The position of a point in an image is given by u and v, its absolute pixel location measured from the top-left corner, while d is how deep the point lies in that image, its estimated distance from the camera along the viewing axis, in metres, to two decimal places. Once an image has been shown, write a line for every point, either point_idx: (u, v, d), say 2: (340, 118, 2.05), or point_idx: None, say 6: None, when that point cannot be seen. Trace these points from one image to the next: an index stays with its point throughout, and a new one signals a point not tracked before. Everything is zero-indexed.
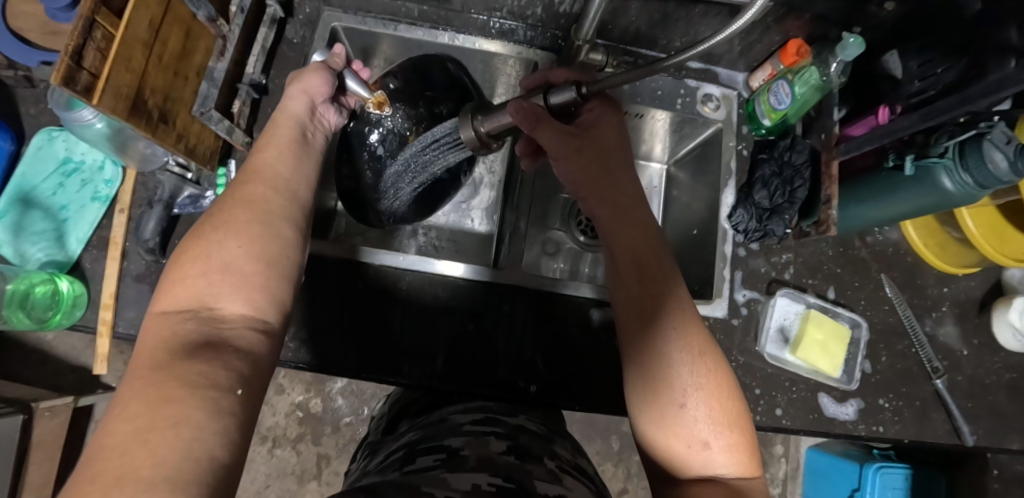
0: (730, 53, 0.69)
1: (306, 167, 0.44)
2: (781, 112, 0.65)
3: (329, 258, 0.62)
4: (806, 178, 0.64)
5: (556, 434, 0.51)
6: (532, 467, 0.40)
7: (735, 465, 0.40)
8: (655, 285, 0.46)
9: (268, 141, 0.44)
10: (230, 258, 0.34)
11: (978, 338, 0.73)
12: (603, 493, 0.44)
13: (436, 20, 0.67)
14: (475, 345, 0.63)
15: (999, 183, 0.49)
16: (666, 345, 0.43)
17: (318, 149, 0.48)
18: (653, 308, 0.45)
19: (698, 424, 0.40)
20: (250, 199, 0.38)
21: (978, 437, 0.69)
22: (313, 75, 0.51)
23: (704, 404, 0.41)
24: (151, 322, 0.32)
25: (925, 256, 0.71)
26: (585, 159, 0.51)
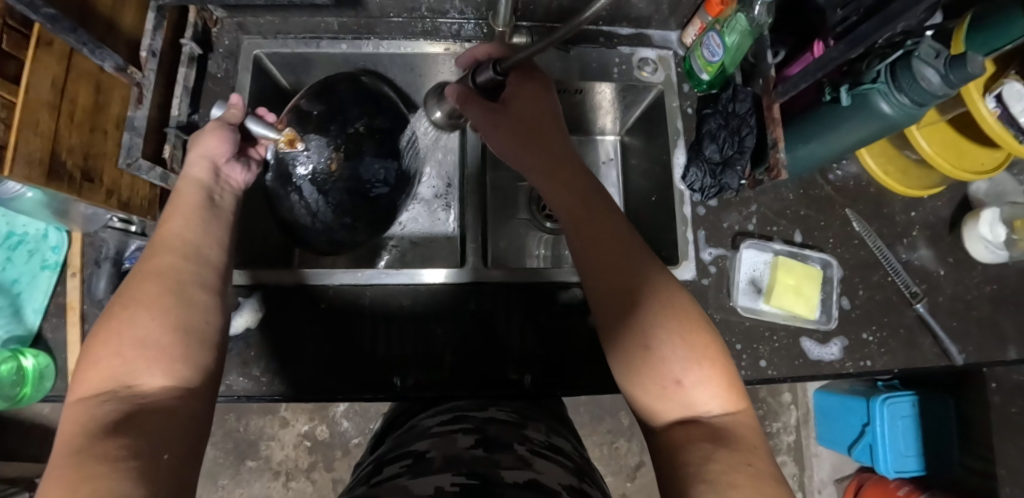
0: (658, 13, 0.68)
1: (215, 227, 0.43)
2: (717, 64, 0.64)
3: (287, 285, 0.62)
4: (753, 125, 0.62)
5: (529, 419, 0.51)
6: (499, 457, 0.40)
7: (716, 398, 0.39)
8: (606, 236, 0.45)
9: (177, 203, 0.44)
10: (143, 332, 0.34)
11: (954, 256, 0.73)
12: (581, 468, 0.44)
13: (357, 29, 0.67)
14: (453, 341, 0.62)
15: (934, 97, 0.47)
16: (624, 292, 0.42)
17: (228, 210, 0.46)
18: (611, 258, 0.43)
19: (669, 363, 0.39)
20: (159, 270, 0.38)
21: (966, 353, 0.69)
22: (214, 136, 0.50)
23: (674, 342, 0.40)
24: (68, 411, 0.32)
25: (887, 183, 0.70)
26: (509, 127, 0.52)
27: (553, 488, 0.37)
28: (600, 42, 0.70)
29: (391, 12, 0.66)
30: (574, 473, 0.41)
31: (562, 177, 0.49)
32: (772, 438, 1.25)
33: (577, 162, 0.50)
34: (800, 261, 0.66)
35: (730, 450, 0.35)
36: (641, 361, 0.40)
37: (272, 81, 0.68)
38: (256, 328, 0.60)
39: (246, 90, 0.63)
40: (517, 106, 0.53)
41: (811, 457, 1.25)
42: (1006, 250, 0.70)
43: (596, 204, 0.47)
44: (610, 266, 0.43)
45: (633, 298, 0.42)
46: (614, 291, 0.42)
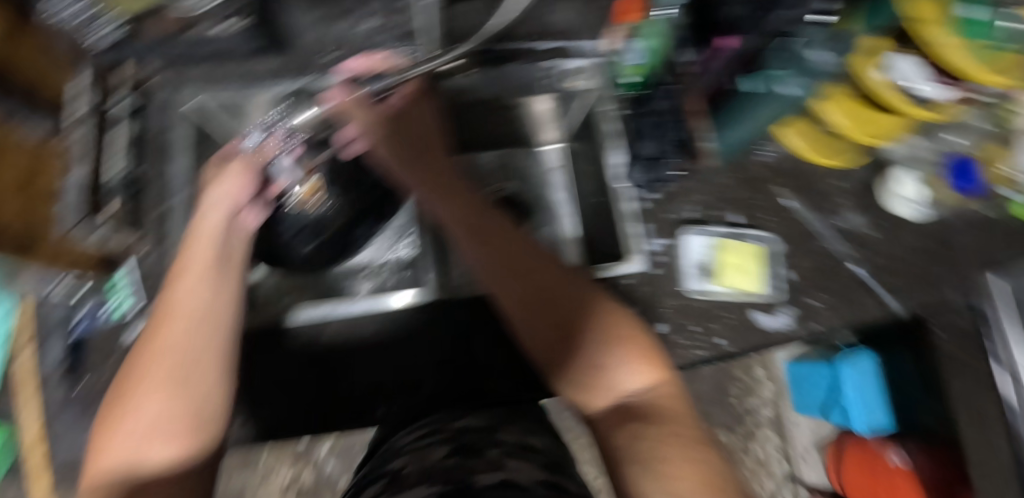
0: (575, 26, 0.73)
1: (226, 285, 0.47)
2: (643, 66, 0.65)
3: (251, 327, 0.62)
4: (676, 120, 0.67)
5: (502, 422, 0.54)
6: (473, 463, 0.43)
7: (642, 375, 0.44)
8: (518, 250, 0.49)
9: (189, 254, 0.47)
10: (154, 415, 0.41)
11: (883, 218, 0.77)
12: (554, 462, 0.47)
13: (295, 71, 0.70)
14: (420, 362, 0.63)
15: None
16: (536, 300, 0.47)
17: (237, 262, 0.49)
18: (532, 279, 0.47)
19: (594, 359, 0.45)
20: (168, 347, 0.43)
21: (908, 306, 0.73)
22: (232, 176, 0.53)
23: (597, 340, 0.45)
24: (91, 473, 0.40)
25: (811, 157, 0.76)
26: (400, 144, 0.56)
27: (525, 483, 0.39)
28: (529, 59, 0.75)
29: (326, 50, 0.69)
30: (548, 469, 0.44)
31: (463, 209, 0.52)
32: (750, 413, 1.31)
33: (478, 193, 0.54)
34: (739, 240, 0.70)
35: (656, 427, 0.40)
36: (573, 364, 0.45)
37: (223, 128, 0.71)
38: None
39: None
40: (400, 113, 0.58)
41: (792, 427, 1.30)
42: (930, 207, 0.74)
43: (506, 229, 0.51)
44: (532, 285, 0.47)
45: (556, 305, 0.46)
46: (538, 308, 0.46)
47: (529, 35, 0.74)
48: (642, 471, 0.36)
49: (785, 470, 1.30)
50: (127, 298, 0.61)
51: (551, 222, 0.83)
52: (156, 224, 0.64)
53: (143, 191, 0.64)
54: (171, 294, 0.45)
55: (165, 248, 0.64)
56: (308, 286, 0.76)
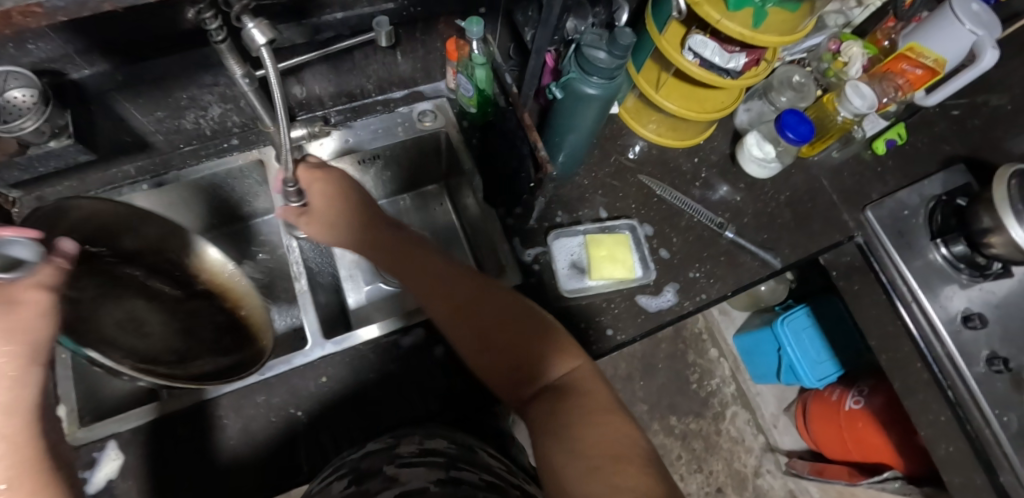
0: (418, 72, 0.78)
1: None
2: (474, 96, 0.74)
3: (140, 429, 0.60)
4: (523, 135, 0.70)
5: (398, 437, 0.54)
6: (370, 485, 0.45)
7: (557, 361, 0.51)
8: (447, 277, 0.57)
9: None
10: None
11: (744, 181, 0.83)
12: (455, 455, 0.50)
13: (155, 168, 0.73)
14: (329, 418, 0.63)
15: (614, 70, 0.56)
16: (466, 315, 0.53)
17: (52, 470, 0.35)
18: (453, 299, 0.55)
19: (511, 353, 0.51)
20: None
21: (783, 257, 0.78)
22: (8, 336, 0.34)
23: (518, 339, 0.51)
24: None
25: (663, 143, 0.81)
26: (337, 212, 0.62)
27: (419, 487, 0.43)
28: (380, 110, 0.78)
29: (181, 143, 0.74)
30: (442, 468, 0.46)
31: (386, 249, 0.61)
32: (714, 395, 1.34)
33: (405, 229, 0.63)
34: (608, 232, 0.74)
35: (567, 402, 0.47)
36: (492, 364, 0.51)
37: None
38: (119, 479, 0.58)
39: None
40: (319, 214, 0.63)
41: (755, 397, 1.33)
42: (775, 162, 0.80)
43: (427, 256, 0.59)
44: (452, 303, 0.54)
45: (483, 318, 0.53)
46: (458, 323, 0.54)
47: (376, 88, 0.78)
48: (575, 450, 0.43)
49: (761, 441, 1.31)
50: None
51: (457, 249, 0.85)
52: None
53: None
54: None
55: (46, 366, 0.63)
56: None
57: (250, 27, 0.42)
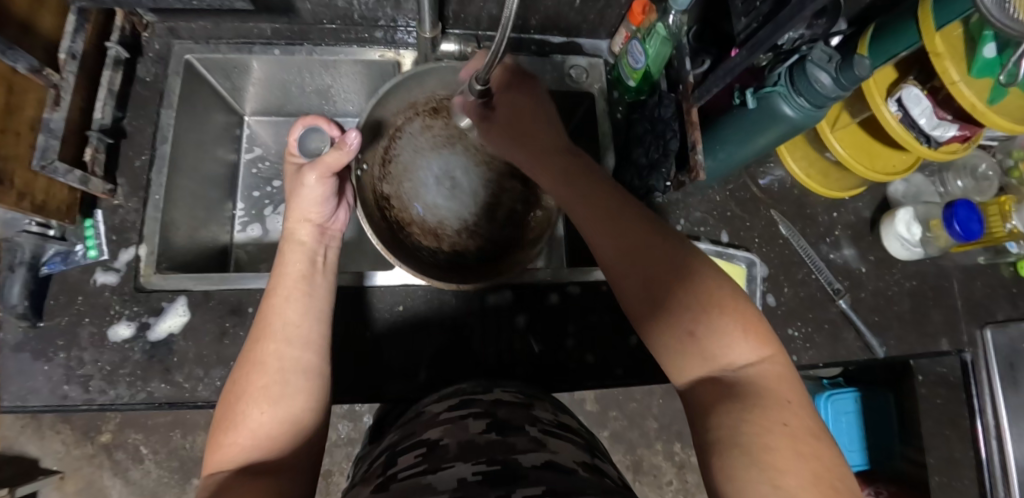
0: (586, 23, 0.71)
1: (316, 305, 0.50)
2: (641, 71, 0.66)
3: (214, 294, 0.59)
4: (676, 129, 0.64)
5: (536, 398, 0.53)
6: (514, 440, 0.42)
7: (744, 348, 0.38)
8: (607, 202, 0.46)
9: (284, 277, 0.51)
10: (292, 367, 0.45)
11: (875, 254, 0.76)
12: (588, 444, 0.48)
13: (291, 36, 0.67)
14: (406, 355, 0.63)
15: (829, 100, 0.50)
16: (627, 253, 0.43)
17: (328, 277, 0.53)
18: (630, 238, 0.43)
19: (683, 323, 0.39)
20: (286, 336, 0.47)
21: (887, 347, 0.73)
22: (314, 188, 0.55)
23: (693, 304, 0.39)
24: (215, 463, 0.40)
25: (809, 186, 0.74)
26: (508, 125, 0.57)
27: (569, 466, 0.39)
28: (533, 50, 0.72)
29: (325, 19, 0.67)
30: (586, 451, 0.44)
31: (554, 177, 0.52)
32: None
33: (578, 159, 0.53)
34: (726, 260, 0.68)
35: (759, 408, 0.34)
36: (664, 323, 0.40)
37: (207, 85, 0.69)
38: (182, 335, 0.58)
39: (175, 94, 0.64)
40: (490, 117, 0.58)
41: None
42: (919, 248, 0.74)
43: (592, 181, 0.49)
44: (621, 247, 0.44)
45: (650, 263, 0.42)
46: (627, 274, 0.43)
47: (537, 26, 0.71)
48: (751, 472, 0.30)
49: None
50: (91, 249, 0.59)
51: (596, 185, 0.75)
52: (128, 176, 0.61)
53: (119, 140, 0.62)
54: (275, 312, 0.48)
55: (138, 201, 0.61)
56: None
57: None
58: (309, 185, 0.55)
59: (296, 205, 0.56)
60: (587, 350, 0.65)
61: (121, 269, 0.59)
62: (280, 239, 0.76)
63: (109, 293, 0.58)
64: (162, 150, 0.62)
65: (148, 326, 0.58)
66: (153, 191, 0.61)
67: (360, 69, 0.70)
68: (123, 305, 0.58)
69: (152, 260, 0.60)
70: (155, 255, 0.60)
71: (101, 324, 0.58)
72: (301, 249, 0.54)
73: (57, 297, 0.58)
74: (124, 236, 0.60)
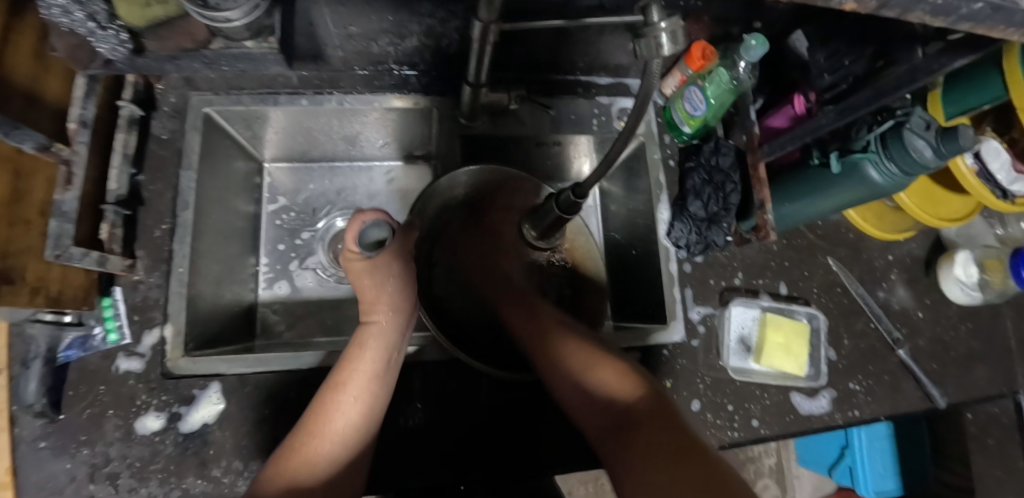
0: (636, 63, 0.66)
1: (379, 407, 0.47)
2: (699, 119, 0.62)
3: (249, 375, 0.55)
4: (736, 181, 0.61)
5: None
6: None
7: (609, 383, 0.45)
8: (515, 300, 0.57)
9: (354, 366, 0.47)
10: (332, 462, 0.43)
11: (931, 297, 0.73)
12: None
13: (319, 84, 0.61)
14: (448, 440, 0.57)
15: (925, 168, 0.47)
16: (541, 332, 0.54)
17: (394, 379, 0.50)
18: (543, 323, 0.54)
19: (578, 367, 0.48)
20: (340, 434, 0.44)
21: (948, 396, 0.69)
22: (392, 282, 0.51)
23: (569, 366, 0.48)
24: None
25: (865, 229, 0.70)
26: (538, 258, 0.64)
27: None
28: (578, 93, 0.67)
29: (356, 65, 0.62)
30: None
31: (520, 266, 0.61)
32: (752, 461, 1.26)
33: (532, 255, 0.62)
34: (787, 316, 0.65)
35: (683, 461, 0.36)
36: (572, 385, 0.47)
37: (227, 137, 0.64)
38: (215, 424, 0.53)
39: (195, 153, 0.58)
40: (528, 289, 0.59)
41: (792, 478, 1.26)
42: (979, 293, 0.71)
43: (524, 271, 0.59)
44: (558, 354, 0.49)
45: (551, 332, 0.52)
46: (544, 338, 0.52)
47: (584, 68, 0.66)
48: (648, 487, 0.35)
49: None
50: (112, 332, 0.53)
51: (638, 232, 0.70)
52: (148, 247, 0.56)
53: (135, 207, 0.56)
54: (333, 408, 0.45)
55: (160, 275, 0.56)
56: (324, 311, 0.70)
57: (662, 28, 0.33)
58: (389, 279, 0.51)
59: (370, 297, 0.50)
60: None
61: (146, 353, 0.54)
62: (307, 297, 0.70)
63: (134, 382, 0.53)
64: (184, 217, 0.57)
65: (180, 417, 0.53)
66: (176, 263, 0.56)
67: (398, 119, 0.65)
68: (150, 394, 0.53)
69: (179, 341, 0.54)
70: (182, 335, 0.55)
71: (126, 416, 0.52)
72: (383, 332, 0.50)
73: (75, 387, 0.52)
74: (147, 315, 0.55)
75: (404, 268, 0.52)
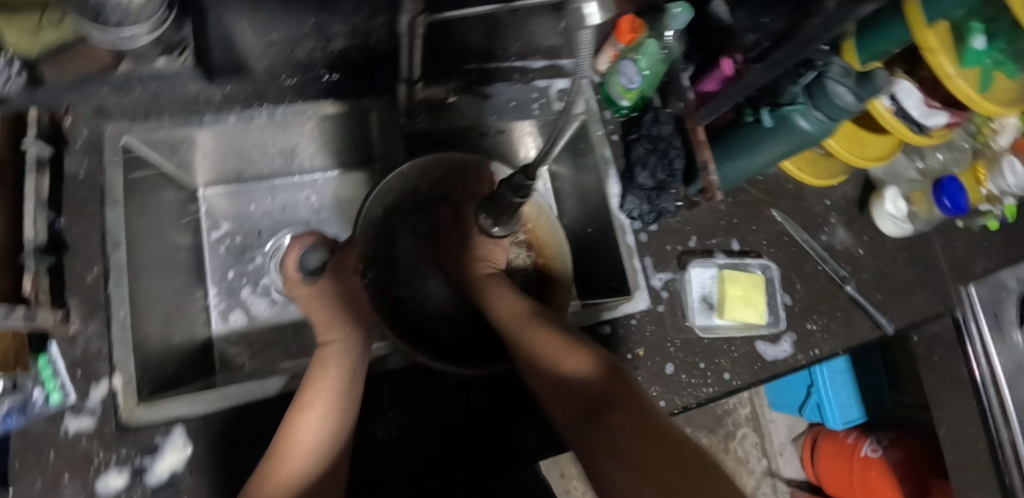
0: (568, 43, 0.66)
1: (347, 420, 0.46)
2: (636, 90, 0.63)
3: (215, 413, 0.52)
4: (679, 147, 0.63)
5: None
6: None
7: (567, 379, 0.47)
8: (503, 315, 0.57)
9: (319, 385, 0.46)
10: (297, 478, 0.41)
11: (869, 233, 0.78)
12: None
13: (245, 99, 0.59)
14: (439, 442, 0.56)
15: (848, 113, 0.49)
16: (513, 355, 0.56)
17: (360, 388, 0.48)
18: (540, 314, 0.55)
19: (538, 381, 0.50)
20: (305, 451, 0.43)
21: (893, 322, 0.74)
22: (334, 302, 0.52)
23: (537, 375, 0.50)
24: None
25: (802, 179, 0.74)
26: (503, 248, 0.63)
27: None
28: (515, 78, 0.66)
29: (282, 75, 0.58)
30: None
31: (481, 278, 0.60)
32: (728, 414, 1.31)
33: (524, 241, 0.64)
34: (742, 270, 0.68)
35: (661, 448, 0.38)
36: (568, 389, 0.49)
37: (152, 167, 0.59)
38: (185, 470, 0.50)
39: (119, 188, 0.54)
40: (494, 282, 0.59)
41: (768, 423, 1.32)
42: (909, 223, 0.76)
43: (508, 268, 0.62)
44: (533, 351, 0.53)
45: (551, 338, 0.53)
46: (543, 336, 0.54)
47: (517, 53, 0.65)
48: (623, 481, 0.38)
49: (763, 465, 1.31)
50: (54, 391, 0.50)
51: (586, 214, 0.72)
52: (81, 295, 0.52)
53: (61, 255, 0.52)
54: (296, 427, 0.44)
55: (99, 324, 0.52)
56: (285, 335, 0.68)
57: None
58: (324, 291, 0.52)
59: (315, 317, 0.51)
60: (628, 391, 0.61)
61: (96, 408, 0.50)
62: (265, 324, 0.68)
63: (87, 441, 0.49)
64: (117, 258, 0.53)
65: (145, 468, 0.50)
66: (115, 307, 0.52)
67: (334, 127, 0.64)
68: (108, 450, 0.49)
69: (130, 389, 0.51)
70: (133, 383, 0.51)
71: (85, 477, 0.49)
72: (343, 349, 0.49)
73: (21, 456, 0.48)
74: (91, 368, 0.51)
75: (346, 288, 0.53)
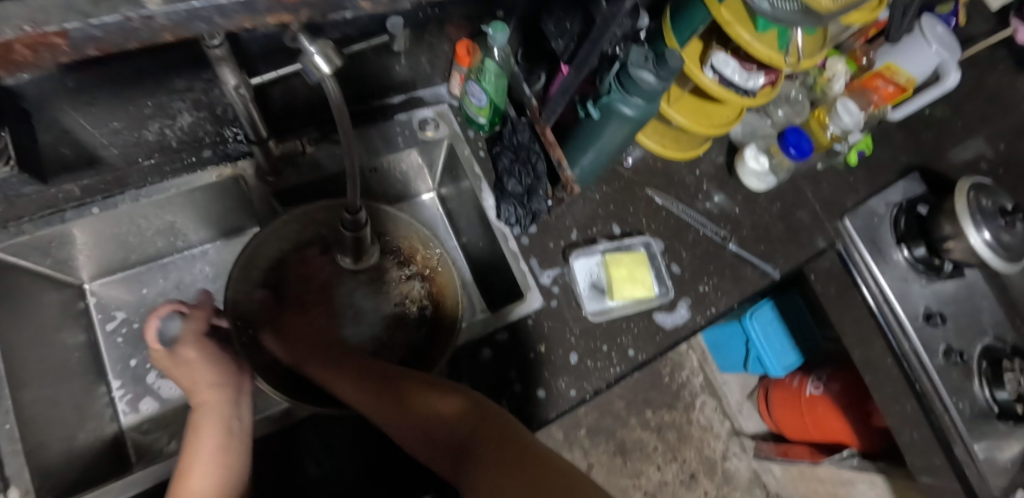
0: (417, 75, 0.70)
1: (236, 462, 0.50)
2: (487, 107, 0.67)
3: None
4: (539, 151, 0.67)
5: None
6: None
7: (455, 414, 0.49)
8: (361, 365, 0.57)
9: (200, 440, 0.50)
10: None
11: (742, 192, 0.84)
12: None
13: (106, 188, 0.60)
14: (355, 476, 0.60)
15: (658, 93, 0.54)
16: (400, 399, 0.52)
17: (246, 429, 0.53)
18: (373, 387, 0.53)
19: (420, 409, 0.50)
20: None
21: (780, 268, 0.80)
22: (198, 361, 0.54)
23: (425, 400, 0.51)
24: None
25: (668, 155, 0.79)
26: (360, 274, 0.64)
27: None
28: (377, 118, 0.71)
29: (139, 157, 0.61)
30: None
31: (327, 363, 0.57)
32: (684, 387, 1.40)
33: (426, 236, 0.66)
34: (625, 250, 0.72)
35: (466, 444, 0.46)
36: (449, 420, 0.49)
37: (23, 272, 0.60)
38: None
39: None
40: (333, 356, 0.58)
41: (722, 386, 1.40)
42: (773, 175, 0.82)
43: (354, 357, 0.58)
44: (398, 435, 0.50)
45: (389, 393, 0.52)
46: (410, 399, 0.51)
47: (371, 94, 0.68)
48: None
49: (727, 427, 1.40)
50: None
51: (475, 229, 0.75)
52: None
53: None
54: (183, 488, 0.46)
55: None
56: None
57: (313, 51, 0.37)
58: (187, 358, 0.54)
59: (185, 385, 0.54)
60: (537, 386, 0.63)
61: None
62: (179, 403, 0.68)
63: None
64: None
65: None
66: None
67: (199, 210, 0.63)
68: None
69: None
70: (31, 494, 0.50)
71: None
72: (215, 408, 0.52)
73: None
74: None
75: (204, 348, 0.55)
